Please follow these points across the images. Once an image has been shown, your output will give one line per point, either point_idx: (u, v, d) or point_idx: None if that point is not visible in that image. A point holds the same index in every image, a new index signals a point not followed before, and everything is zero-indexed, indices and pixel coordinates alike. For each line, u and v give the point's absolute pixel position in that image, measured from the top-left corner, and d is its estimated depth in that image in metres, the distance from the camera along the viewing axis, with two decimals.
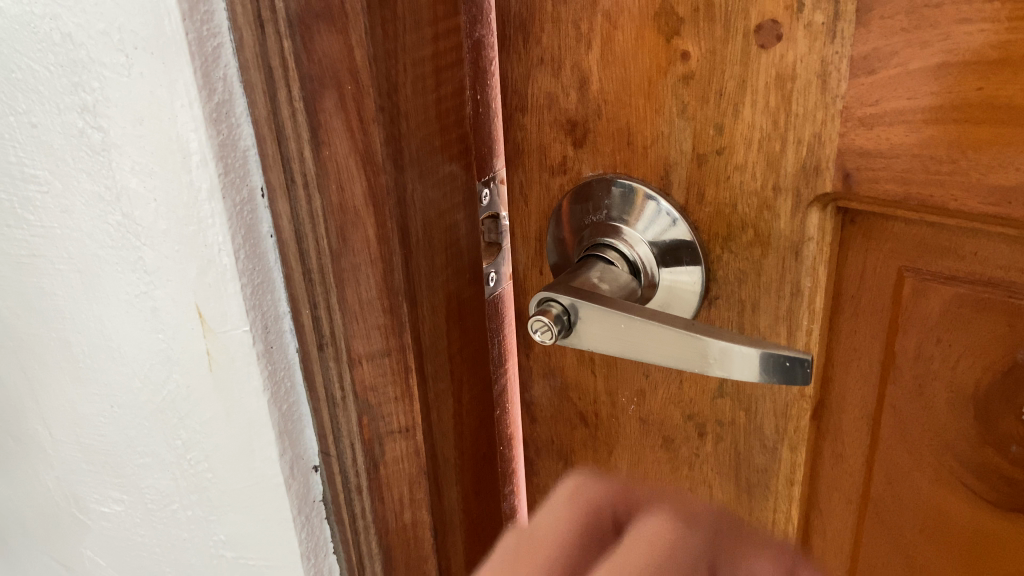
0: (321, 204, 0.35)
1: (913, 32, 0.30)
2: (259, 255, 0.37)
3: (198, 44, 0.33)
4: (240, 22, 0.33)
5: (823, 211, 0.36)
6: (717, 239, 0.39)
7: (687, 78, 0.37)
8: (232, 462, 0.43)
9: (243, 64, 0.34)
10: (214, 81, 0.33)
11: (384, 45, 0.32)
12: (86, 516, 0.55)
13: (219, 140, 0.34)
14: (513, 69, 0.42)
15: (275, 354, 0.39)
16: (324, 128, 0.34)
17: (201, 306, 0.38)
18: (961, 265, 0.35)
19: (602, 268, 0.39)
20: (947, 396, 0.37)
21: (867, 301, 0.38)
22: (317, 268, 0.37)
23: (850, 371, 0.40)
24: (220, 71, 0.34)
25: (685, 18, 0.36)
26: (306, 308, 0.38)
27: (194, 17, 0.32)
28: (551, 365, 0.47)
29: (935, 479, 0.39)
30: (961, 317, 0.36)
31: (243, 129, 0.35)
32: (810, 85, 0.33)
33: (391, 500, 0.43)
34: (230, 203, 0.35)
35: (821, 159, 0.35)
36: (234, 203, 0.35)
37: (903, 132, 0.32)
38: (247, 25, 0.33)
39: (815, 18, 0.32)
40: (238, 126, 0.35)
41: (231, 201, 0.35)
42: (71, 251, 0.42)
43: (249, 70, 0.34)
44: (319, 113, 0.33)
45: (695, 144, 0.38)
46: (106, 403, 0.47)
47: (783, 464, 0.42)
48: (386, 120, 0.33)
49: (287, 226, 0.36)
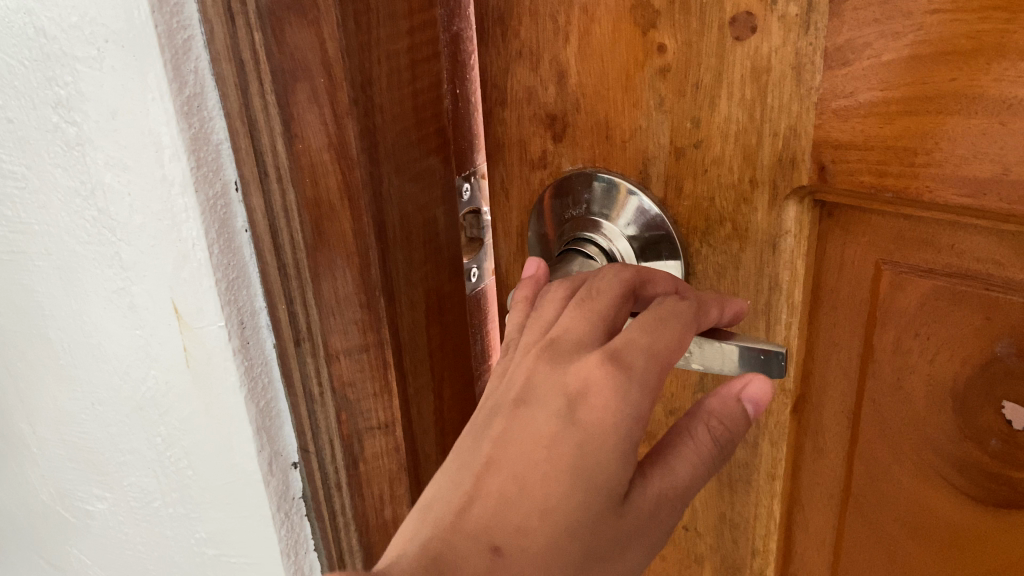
0: (296, 197, 0.35)
1: (886, 23, 0.30)
2: (234, 250, 0.37)
3: (169, 36, 0.32)
4: (210, 15, 0.33)
5: (800, 204, 0.36)
6: (695, 232, 0.39)
7: (663, 71, 0.36)
8: (212, 458, 0.43)
9: (215, 57, 0.33)
10: (185, 74, 0.33)
11: (357, 37, 0.32)
12: (71, 515, 0.55)
13: (191, 133, 0.34)
14: (492, 63, 0.42)
15: (252, 350, 0.39)
16: (297, 121, 0.33)
17: (177, 302, 0.38)
18: (938, 258, 0.35)
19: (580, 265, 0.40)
20: (926, 389, 0.37)
21: (845, 296, 0.38)
22: (292, 263, 0.37)
23: (830, 365, 0.40)
24: (191, 63, 0.33)
25: (661, 11, 0.35)
26: (282, 303, 0.38)
27: (163, 9, 0.32)
28: None
29: (916, 474, 0.39)
30: (938, 310, 0.35)
31: (215, 122, 0.35)
32: (785, 77, 0.33)
33: (371, 495, 0.42)
34: (204, 197, 0.35)
35: (796, 151, 0.34)
36: (208, 197, 0.35)
37: (877, 124, 0.32)
38: (217, 17, 0.33)
39: (789, 10, 0.32)
40: (210, 119, 0.34)
41: (204, 195, 0.35)
42: (50, 247, 0.42)
43: (220, 63, 0.34)
44: (292, 107, 0.33)
45: (672, 137, 0.38)
46: (89, 400, 0.47)
47: (763, 458, 0.42)
48: (360, 114, 0.33)
49: (261, 221, 0.36)
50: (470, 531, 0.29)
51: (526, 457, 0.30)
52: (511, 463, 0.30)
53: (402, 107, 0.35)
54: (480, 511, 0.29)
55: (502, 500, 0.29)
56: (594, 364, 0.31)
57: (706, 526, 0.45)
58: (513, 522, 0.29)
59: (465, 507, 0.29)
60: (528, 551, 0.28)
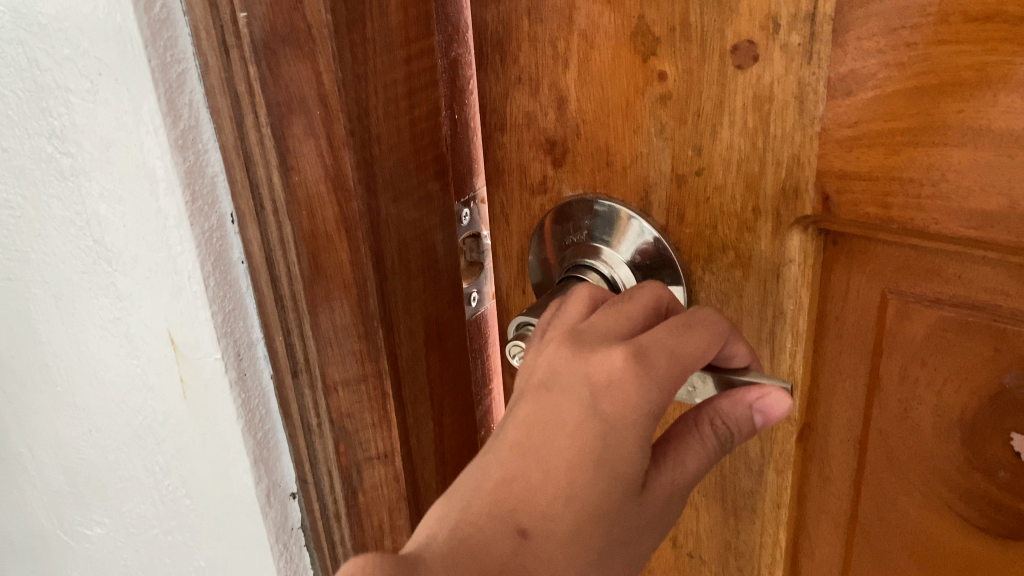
0: (292, 229, 0.35)
1: (889, 53, 0.30)
2: (231, 282, 0.36)
3: (163, 71, 0.32)
4: (204, 48, 0.32)
5: (804, 233, 0.36)
6: (697, 259, 0.39)
7: (664, 98, 0.36)
8: (209, 488, 0.42)
9: (209, 89, 0.33)
10: (179, 108, 0.33)
11: (354, 68, 0.32)
12: (71, 538, 0.54)
13: (186, 166, 0.34)
14: (490, 88, 0.42)
15: (249, 381, 0.39)
16: (293, 153, 0.33)
17: (173, 333, 0.38)
18: (945, 287, 0.34)
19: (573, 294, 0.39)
20: (933, 419, 0.36)
21: (851, 325, 0.37)
22: (289, 295, 0.36)
23: (835, 394, 0.39)
24: (185, 97, 0.33)
25: (661, 38, 0.35)
26: (280, 334, 0.38)
27: (156, 44, 0.32)
28: None
29: (924, 504, 0.38)
30: (946, 341, 0.35)
31: (210, 155, 0.34)
32: (788, 105, 0.33)
33: (370, 526, 0.42)
34: (199, 230, 0.35)
35: (799, 180, 0.34)
36: (203, 230, 0.35)
37: (882, 154, 0.31)
38: (211, 50, 0.32)
39: (792, 39, 0.32)
40: (205, 153, 0.34)
41: (199, 228, 0.35)
42: (46, 275, 0.41)
43: (215, 96, 0.33)
44: (287, 139, 0.33)
45: (674, 164, 0.37)
46: (87, 428, 0.47)
47: (769, 488, 0.42)
48: (358, 145, 0.32)
49: (257, 252, 0.36)
50: (497, 514, 0.29)
51: (549, 443, 0.29)
52: (535, 449, 0.29)
53: (401, 136, 0.35)
54: (505, 493, 0.29)
55: (526, 485, 0.29)
56: (616, 357, 0.30)
57: (711, 552, 0.45)
58: (537, 506, 0.29)
59: (491, 489, 0.29)
60: (552, 536, 0.28)
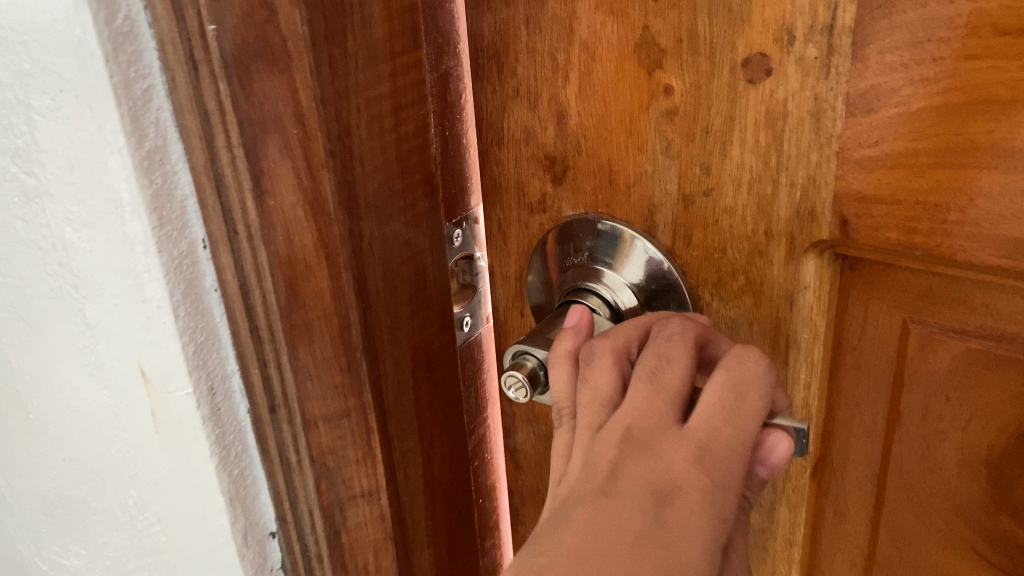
0: (268, 256, 0.33)
1: (914, 67, 0.27)
2: (203, 312, 0.34)
3: (126, 87, 0.30)
4: (171, 62, 0.30)
5: (819, 258, 0.33)
6: (705, 284, 0.36)
7: (670, 113, 0.34)
8: (185, 528, 0.40)
9: (178, 107, 0.31)
10: (145, 126, 0.30)
11: (331, 82, 0.30)
12: (47, 566, 0.52)
13: (153, 189, 0.31)
14: (487, 101, 0.39)
15: (224, 417, 0.36)
16: (267, 175, 0.31)
17: (144, 366, 0.36)
18: (971, 317, 0.32)
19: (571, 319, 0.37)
20: (957, 456, 0.34)
21: (869, 355, 0.35)
22: (265, 325, 0.34)
23: (852, 428, 0.37)
24: (151, 113, 0.31)
25: (667, 50, 0.33)
26: (255, 367, 0.35)
27: (119, 58, 0.29)
28: (534, 413, 0.45)
29: (946, 546, 0.36)
30: (972, 375, 0.32)
31: (178, 175, 0.32)
32: (803, 123, 0.30)
33: (357, 565, 0.40)
34: (168, 257, 0.32)
35: (815, 204, 0.32)
36: (172, 257, 0.32)
37: (904, 177, 0.29)
38: (178, 66, 0.30)
39: (807, 52, 0.29)
40: (174, 173, 0.32)
41: (168, 255, 0.32)
42: (14, 299, 0.39)
43: (183, 114, 0.31)
44: (261, 161, 0.31)
45: (680, 183, 0.35)
46: (60, 456, 0.44)
47: (781, 525, 0.40)
48: (337, 165, 0.31)
49: (229, 280, 0.33)
50: None
51: (612, 552, 0.27)
52: (597, 557, 0.27)
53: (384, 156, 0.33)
54: None
55: None
56: (681, 459, 0.29)
57: None
58: None
59: None
60: None
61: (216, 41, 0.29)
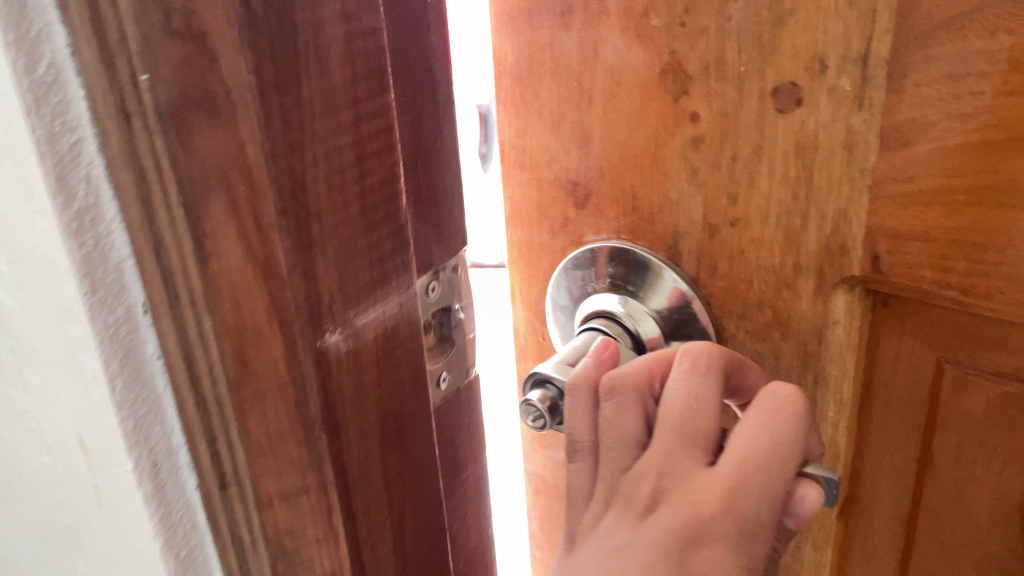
0: (216, 324, 0.25)
1: (952, 102, 0.26)
2: (144, 382, 0.26)
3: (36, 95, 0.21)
4: (91, 62, 0.22)
5: (850, 294, 0.32)
6: (731, 315, 0.35)
7: (697, 141, 0.33)
8: None
9: (102, 118, 0.22)
10: (63, 149, 0.22)
11: (280, 100, 0.23)
12: None
13: (84, 255, 0.23)
14: (514, 123, 0.39)
15: (172, 493, 0.27)
16: (212, 225, 0.24)
17: (83, 437, 0.28)
18: (1009, 359, 0.30)
19: (588, 342, 0.36)
20: (992, 504, 0.32)
21: (899, 395, 0.34)
22: (217, 404, 0.26)
23: (881, 468, 0.35)
24: (80, 167, 0.23)
25: (694, 76, 0.32)
26: (207, 448, 0.27)
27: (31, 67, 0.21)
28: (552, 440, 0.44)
29: None
30: (1006, 420, 0.31)
31: (113, 235, 0.24)
32: (836, 155, 0.29)
33: None
34: (100, 323, 0.24)
35: (847, 237, 0.30)
36: (105, 324, 0.24)
37: (940, 214, 0.28)
38: (100, 68, 0.22)
39: (841, 83, 0.28)
40: (107, 234, 0.24)
41: (101, 321, 0.24)
42: None
43: (109, 133, 0.22)
44: (208, 203, 0.23)
45: (706, 212, 0.34)
46: None
47: (806, 564, 0.38)
48: (292, 226, 0.24)
49: (177, 356, 0.25)
50: None
51: None
52: None
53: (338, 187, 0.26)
54: None
55: None
56: (709, 505, 0.28)
57: None
58: None
59: None
60: None
61: (140, 59, 0.22)
